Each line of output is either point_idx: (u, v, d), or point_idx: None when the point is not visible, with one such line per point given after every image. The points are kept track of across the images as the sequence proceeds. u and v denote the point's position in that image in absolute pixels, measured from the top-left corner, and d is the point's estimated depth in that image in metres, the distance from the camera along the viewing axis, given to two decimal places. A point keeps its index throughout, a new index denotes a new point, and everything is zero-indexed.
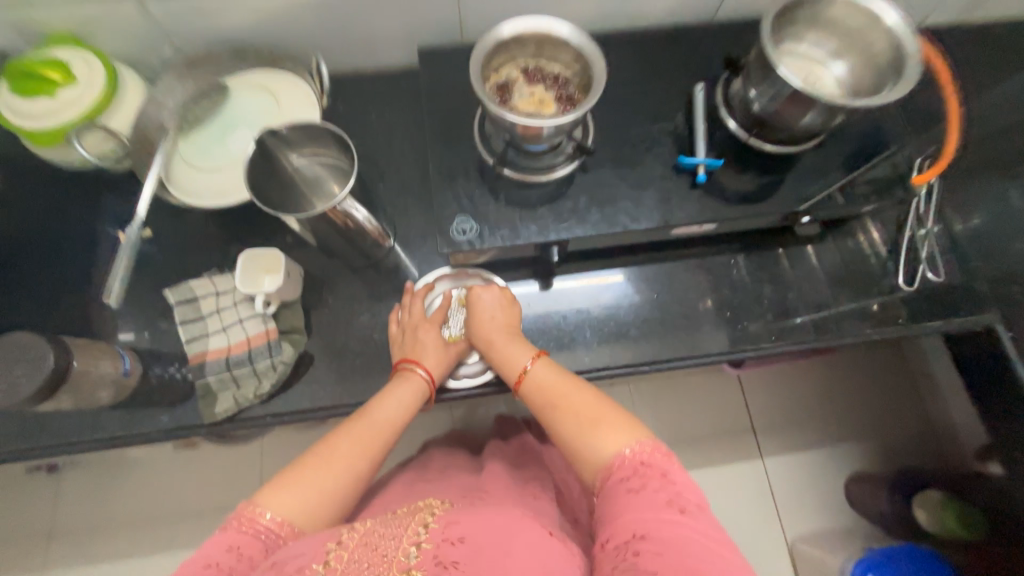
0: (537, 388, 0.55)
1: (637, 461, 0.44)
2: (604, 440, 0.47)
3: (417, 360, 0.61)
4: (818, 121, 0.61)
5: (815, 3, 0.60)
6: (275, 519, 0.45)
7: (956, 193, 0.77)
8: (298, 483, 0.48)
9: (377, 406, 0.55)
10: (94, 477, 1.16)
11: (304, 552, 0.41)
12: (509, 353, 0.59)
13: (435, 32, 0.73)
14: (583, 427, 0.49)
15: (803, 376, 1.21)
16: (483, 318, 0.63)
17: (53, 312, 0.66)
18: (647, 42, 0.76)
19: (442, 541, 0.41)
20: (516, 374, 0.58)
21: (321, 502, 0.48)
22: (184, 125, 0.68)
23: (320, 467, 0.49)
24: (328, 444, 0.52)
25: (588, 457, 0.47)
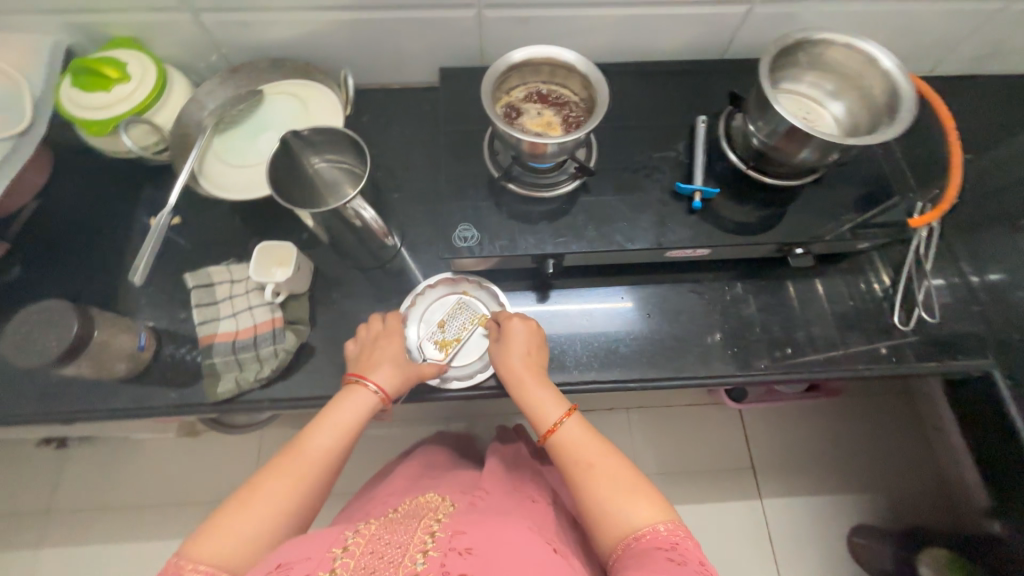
0: (568, 443, 0.57)
1: (672, 540, 0.48)
2: (639, 512, 0.51)
3: (366, 374, 0.61)
4: (814, 157, 0.63)
5: (814, 47, 0.63)
6: (204, 569, 0.44)
7: (953, 242, 0.80)
8: (225, 530, 0.46)
9: (314, 436, 0.55)
10: (101, 455, 1.20)
11: (311, 557, 0.43)
12: (540, 400, 0.61)
13: (457, 55, 0.79)
14: (620, 494, 0.52)
15: (802, 419, 1.24)
16: (515, 357, 0.64)
17: (85, 288, 0.71)
18: (656, 75, 0.80)
19: (450, 551, 0.44)
20: (547, 425, 0.59)
21: (253, 544, 0.47)
22: (221, 125, 0.74)
23: (250, 510, 0.48)
24: (257, 484, 0.50)
25: (618, 521, 0.51)
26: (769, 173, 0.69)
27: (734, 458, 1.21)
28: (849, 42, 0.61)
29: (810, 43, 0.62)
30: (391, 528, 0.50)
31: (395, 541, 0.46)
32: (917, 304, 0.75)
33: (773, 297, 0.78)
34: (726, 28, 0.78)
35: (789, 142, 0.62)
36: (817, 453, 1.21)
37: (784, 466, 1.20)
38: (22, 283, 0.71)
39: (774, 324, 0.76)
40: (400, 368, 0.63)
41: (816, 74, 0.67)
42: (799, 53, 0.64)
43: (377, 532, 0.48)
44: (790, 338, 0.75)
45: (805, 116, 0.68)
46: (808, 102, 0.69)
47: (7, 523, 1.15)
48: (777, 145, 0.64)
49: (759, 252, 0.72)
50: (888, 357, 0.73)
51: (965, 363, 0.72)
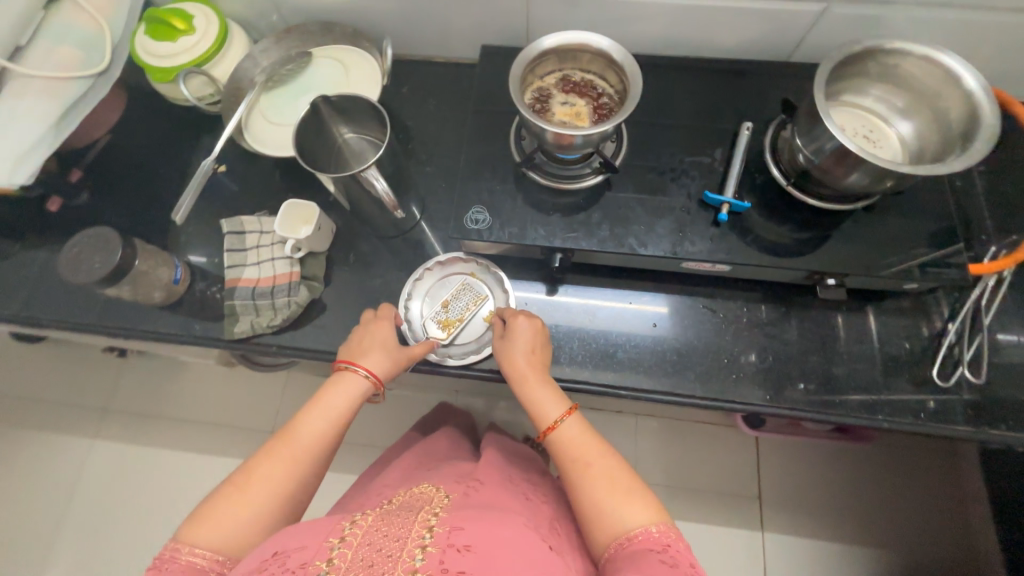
0: (566, 443, 0.56)
1: (664, 542, 0.48)
2: (633, 514, 0.50)
3: (356, 360, 0.60)
4: (864, 183, 0.57)
5: (884, 59, 0.58)
6: (204, 553, 0.47)
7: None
8: (220, 516, 0.49)
9: (304, 422, 0.54)
10: (150, 369, 1.35)
11: (306, 547, 0.45)
12: (539, 399, 0.59)
13: (502, 34, 0.77)
14: (614, 496, 0.51)
15: (823, 458, 1.16)
16: (518, 352, 0.62)
17: (139, 220, 0.79)
18: (707, 73, 0.75)
19: (448, 547, 0.44)
20: (545, 422, 0.58)
21: (247, 528, 0.49)
22: (270, 82, 0.78)
23: (242, 497, 0.50)
24: (250, 471, 0.52)
25: (612, 523, 0.50)
26: (810, 193, 0.64)
27: (738, 484, 1.16)
28: (927, 55, 0.55)
29: (881, 52, 0.57)
30: (390, 517, 0.50)
31: (393, 531, 0.47)
32: (961, 360, 0.69)
33: (794, 326, 0.73)
34: (795, 27, 0.71)
35: (837, 164, 0.57)
36: (830, 496, 1.14)
37: (791, 503, 1.14)
38: (91, 209, 0.80)
39: (790, 354, 0.71)
40: (389, 352, 0.62)
41: (886, 88, 0.61)
42: (869, 63, 0.59)
43: (375, 523, 0.48)
44: (804, 372, 0.71)
45: (865, 134, 0.62)
46: (872, 118, 0.63)
47: (71, 413, 1.33)
48: (824, 166, 0.58)
49: (786, 277, 0.67)
50: (914, 411, 0.68)
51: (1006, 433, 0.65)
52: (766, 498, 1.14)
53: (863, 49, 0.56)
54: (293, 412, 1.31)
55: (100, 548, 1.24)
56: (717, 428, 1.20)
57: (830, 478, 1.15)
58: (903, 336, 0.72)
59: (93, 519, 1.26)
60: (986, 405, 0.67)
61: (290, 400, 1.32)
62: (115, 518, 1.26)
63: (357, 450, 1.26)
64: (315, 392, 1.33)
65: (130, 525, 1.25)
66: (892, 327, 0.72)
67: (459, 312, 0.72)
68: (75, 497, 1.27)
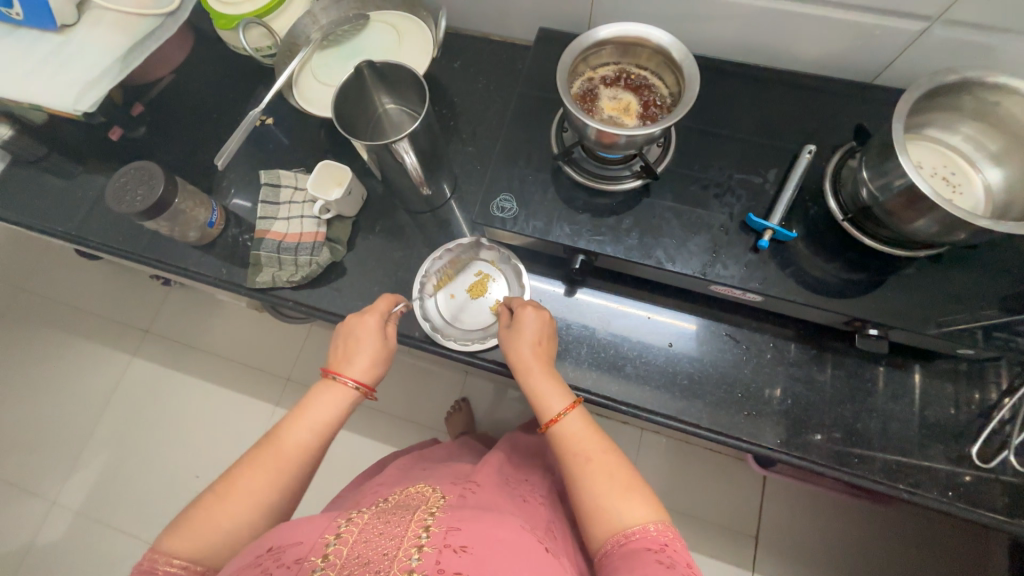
0: (567, 438, 0.54)
1: (662, 541, 0.46)
2: (631, 511, 0.48)
3: (345, 369, 0.59)
4: (932, 231, 0.51)
5: (985, 93, 0.51)
6: (182, 564, 0.46)
7: None
8: (203, 525, 0.49)
9: (288, 431, 0.54)
10: (187, 301, 1.44)
11: (303, 542, 0.46)
12: (541, 392, 0.57)
13: (563, 18, 0.74)
14: (614, 493, 0.49)
15: (833, 511, 1.10)
16: (525, 342, 0.61)
17: (188, 160, 0.83)
18: (776, 85, 0.69)
19: (445, 548, 0.44)
20: (546, 415, 0.56)
21: (230, 537, 0.49)
22: (325, 41, 0.78)
23: (224, 507, 0.50)
24: (232, 481, 0.51)
25: (609, 520, 0.48)
26: (869, 233, 0.59)
27: (735, 520, 1.11)
28: None
29: (980, 86, 0.50)
30: (386, 515, 0.50)
31: (390, 529, 0.47)
32: (1008, 444, 0.62)
33: (822, 372, 0.67)
34: (886, 46, 0.64)
35: (905, 206, 0.51)
36: (833, 553, 1.07)
37: (790, 551, 1.08)
38: (147, 143, 0.84)
39: (814, 399, 0.66)
40: (378, 362, 0.61)
41: (980, 128, 0.54)
42: (964, 97, 0.52)
43: (371, 520, 0.49)
44: (824, 422, 0.66)
45: (945, 177, 0.56)
46: (956, 160, 0.56)
47: (114, 330, 1.44)
48: (891, 207, 0.53)
49: (823, 319, 0.62)
50: (943, 487, 0.62)
51: None
52: (762, 540, 1.09)
53: (959, 80, 0.50)
54: (308, 364, 1.36)
55: (121, 456, 1.34)
56: (724, 459, 1.15)
57: (837, 532, 1.09)
58: (945, 404, 0.65)
59: (120, 429, 1.36)
60: None
61: (307, 353, 1.37)
62: (138, 432, 1.36)
63: (361, 412, 1.30)
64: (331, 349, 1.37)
65: (150, 442, 1.35)
66: (935, 392, 0.66)
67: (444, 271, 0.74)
68: (107, 406, 1.38)
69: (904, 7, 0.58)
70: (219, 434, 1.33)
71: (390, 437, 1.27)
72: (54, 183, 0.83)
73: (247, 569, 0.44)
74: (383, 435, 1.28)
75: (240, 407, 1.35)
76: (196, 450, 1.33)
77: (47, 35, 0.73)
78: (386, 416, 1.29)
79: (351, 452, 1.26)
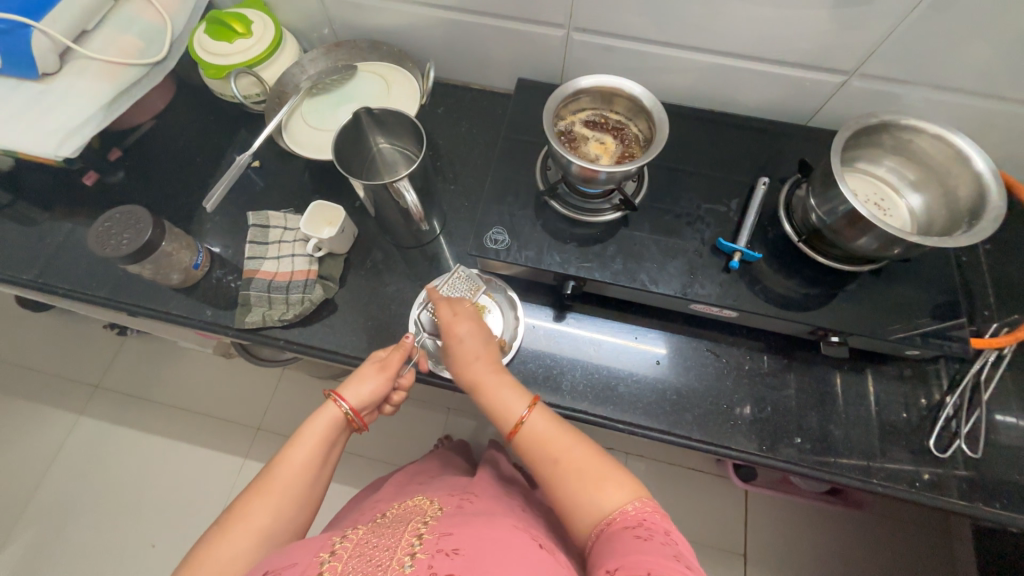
0: (533, 440, 0.55)
1: (640, 518, 0.47)
2: (608, 498, 0.49)
3: (343, 392, 0.59)
4: (873, 248, 0.59)
5: (900, 132, 0.61)
6: None
7: (1005, 381, 0.73)
8: (203, 566, 0.47)
9: (283, 457, 0.55)
10: (147, 351, 1.36)
11: (297, 562, 0.45)
12: (502, 399, 0.58)
13: (539, 68, 0.82)
14: (587, 485, 0.51)
15: (811, 518, 1.14)
16: (467, 363, 0.60)
17: (168, 204, 0.82)
18: (729, 127, 0.78)
19: (437, 552, 0.44)
20: (510, 424, 0.57)
21: (230, 573, 0.47)
22: (314, 90, 0.82)
23: (228, 535, 0.49)
24: (232, 518, 0.50)
25: (590, 511, 0.49)
26: (822, 252, 0.67)
27: (723, 538, 1.14)
28: (940, 134, 0.58)
29: (896, 126, 0.60)
30: (381, 530, 0.51)
31: (383, 543, 0.48)
32: (957, 433, 0.69)
33: (794, 380, 0.73)
34: (816, 95, 0.75)
35: (848, 226, 0.59)
36: (817, 563, 1.11)
37: (776, 564, 1.11)
38: (124, 188, 0.83)
39: (788, 406, 0.72)
40: (380, 392, 0.61)
41: (899, 161, 0.64)
42: (884, 136, 0.62)
43: (365, 537, 0.50)
44: (800, 426, 0.71)
45: (877, 202, 0.65)
46: (885, 188, 0.66)
47: (62, 386, 1.33)
48: (837, 227, 0.61)
49: (790, 330, 0.69)
50: (910, 479, 0.67)
51: (999, 512, 0.65)
52: (750, 556, 1.12)
53: (879, 121, 0.60)
54: (281, 411, 1.30)
55: (64, 528, 1.21)
56: (706, 476, 1.19)
57: (818, 539, 1.13)
58: (901, 403, 0.72)
59: (64, 496, 1.23)
60: (981, 481, 0.67)
61: (282, 398, 1.32)
62: (84, 498, 1.23)
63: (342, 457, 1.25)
64: (307, 392, 1.32)
65: (99, 509, 1.22)
66: (893, 392, 0.73)
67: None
68: (48, 472, 1.25)
69: (827, 63, 0.69)
70: (181, 493, 1.23)
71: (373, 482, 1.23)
72: (14, 230, 0.79)
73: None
74: (366, 480, 1.22)
75: (205, 462, 1.25)
76: (154, 513, 1.22)
77: (26, 83, 0.72)
78: (369, 460, 1.24)
79: (331, 500, 1.20)
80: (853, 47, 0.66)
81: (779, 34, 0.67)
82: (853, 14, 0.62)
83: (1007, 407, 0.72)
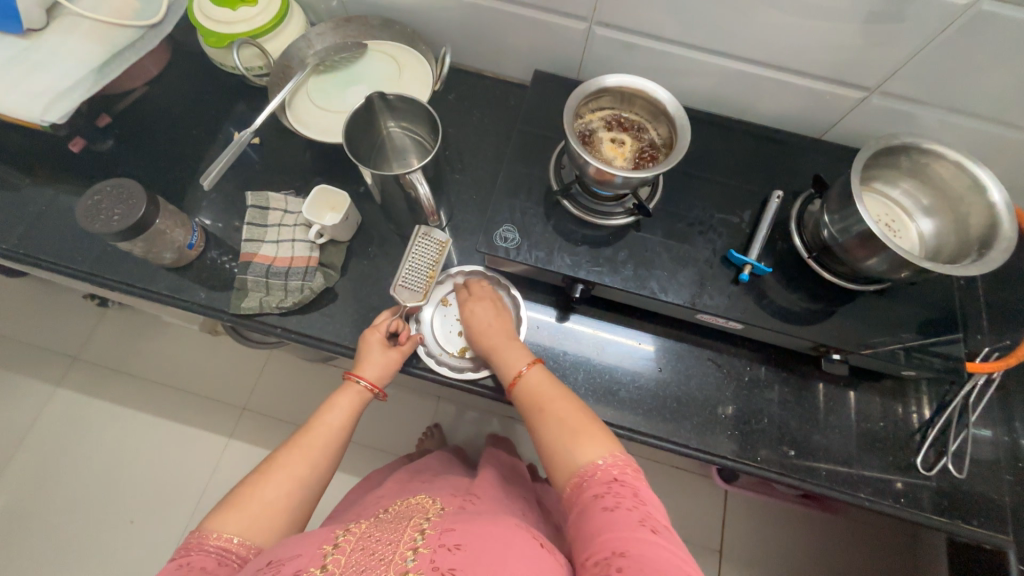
0: (528, 391, 0.57)
1: (612, 475, 0.46)
2: (583, 450, 0.49)
3: (361, 369, 0.63)
4: (882, 269, 0.59)
5: (919, 155, 0.61)
6: (234, 538, 0.49)
7: (991, 403, 0.76)
8: (249, 504, 0.51)
9: (321, 417, 0.59)
10: (129, 324, 1.31)
11: (301, 553, 0.45)
12: (506, 354, 0.62)
13: (556, 61, 0.79)
14: (563, 439, 0.51)
15: (786, 519, 1.18)
16: (479, 327, 0.65)
17: (160, 177, 0.78)
18: (745, 136, 0.78)
19: (440, 547, 0.43)
20: (511, 377, 0.60)
21: (273, 512, 0.52)
22: (321, 67, 0.78)
23: (271, 481, 0.53)
24: (273, 466, 0.55)
25: (566, 463, 0.49)
26: (830, 269, 0.67)
27: (701, 535, 1.17)
28: (958, 161, 0.58)
29: (916, 149, 0.60)
30: (384, 526, 0.50)
31: (386, 537, 0.47)
32: (944, 451, 0.70)
33: (792, 393, 0.74)
34: (834, 109, 0.74)
35: (859, 246, 0.59)
36: (789, 562, 1.15)
37: (750, 561, 1.15)
38: (113, 157, 0.79)
39: (784, 417, 0.73)
40: (393, 364, 0.64)
41: (915, 185, 0.64)
42: (903, 157, 0.62)
43: (368, 531, 0.49)
44: (795, 438, 0.72)
45: (888, 223, 0.65)
46: (898, 210, 0.66)
47: (38, 356, 1.28)
48: (848, 247, 0.61)
49: (793, 345, 0.69)
50: (897, 495, 0.69)
51: (976, 529, 0.68)
52: (726, 554, 1.15)
53: (900, 143, 0.60)
54: (268, 393, 1.28)
55: (38, 502, 1.17)
56: (689, 475, 1.21)
57: (792, 539, 1.17)
58: (894, 420, 0.73)
59: (38, 468, 1.20)
60: (962, 499, 0.69)
61: (269, 379, 1.29)
62: (61, 473, 1.20)
63: None
64: (296, 375, 1.30)
65: (76, 483, 1.19)
66: (885, 409, 0.74)
67: (432, 266, 0.69)
68: (22, 444, 1.21)
69: (849, 78, 0.69)
70: (162, 472, 1.21)
71: (360, 468, 1.22)
72: None
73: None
74: (353, 465, 1.22)
75: (188, 442, 1.23)
76: (133, 490, 1.19)
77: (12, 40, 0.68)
78: (356, 446, 1.24)
79: None
80: (878, 63, 0.65)
81: (806, 45, 0.66)
82: (882, 30, 0.61)
83: (992, 428, 0.74)
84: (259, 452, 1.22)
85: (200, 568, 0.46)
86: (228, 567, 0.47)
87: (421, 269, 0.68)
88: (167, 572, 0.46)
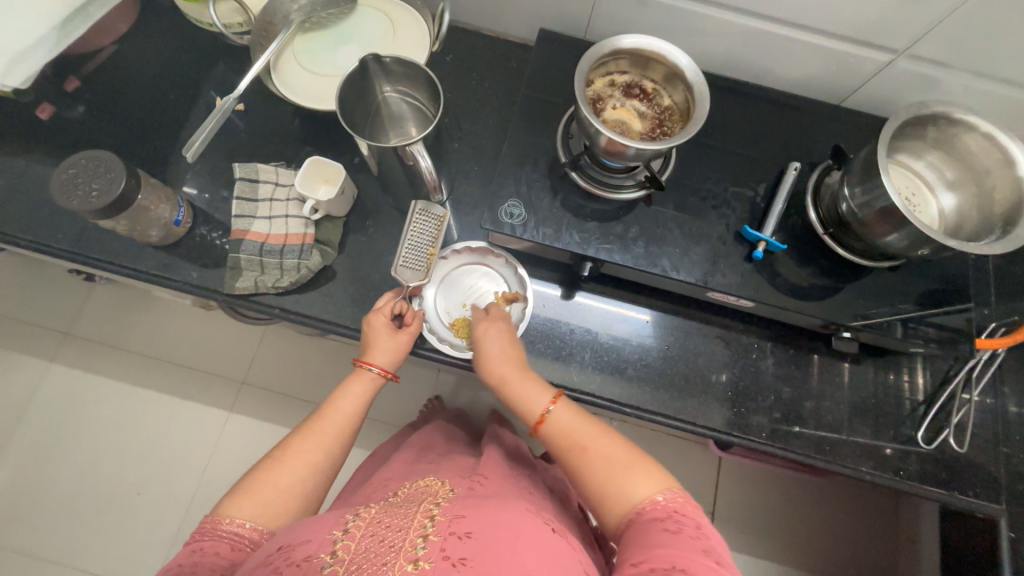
0: (559, 431, 0.53)
1: (670, 509, 0.44)
2: (635, 487, 0.46)
3: (370, 356, 0.61)
4: (900, 246, 0.57)
5: (949, 125, 0.58)
6: (247, 523, 0.48)
7: (993, 375, 0.76)
8: (263, 490, 0.51)
9: (334, 404, 0.58)
10: (119, 299, 1.27)
11: (311, 540, 0.44)
12: (527, 393, 0.57)
13: (562, 18, 0.73)
14: (612, 476, 0.47)
15: (777, 481, 1.22)
16: (490, 359, 0.61)
17: (138, 147, 0.73)
18: (761, 102, 0.73)
19: (450, 535, 0.42)
20: (536, 415, 0.55)
21: (287, 499, 0.51)
22: (307, 24, 0.72)
23: (283, 466, 0.53)
24: (285, 451, 0.54)
25: (616, 500, 0.46)
26: (844, 245, 0.65)
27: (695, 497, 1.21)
28: (990, 133, 0.56)
29: (946, 119, 0.57)
30: (393, 509, 0.49)
31: (396, 522, 0.46)
32: (947, 423, 0.71)
33: (797, 368, 0.74)
34: (856, 74, 0.70)
35: (879, 221, 0.57)
36: (778, 521, 1.19)
37: (741, 522, 1.19)
38: (86, 125, 0.73)
39: (790, 394, 0.73)
40: (403, 348, 0.63)
41: (940, 156, 0.62)
42: (930, 128, 0.60)
43: (377, 515, 0.47)
44: (800, 412, 0.72)
45: (909, 197, 0.63)
46: (920, 184, 0.64)
47: (27, 333, 1.25)
48: (867, 222, 0.58)
49: (803, 322, 0.68)
50: (896, 468, 0.70)
51: (971, 499, 0.69)
52: (719, 515, 1.20)
53: (930, 112, 0.57)
54: (267, 367, 1.27)
55: (42, 478, 1.18)
56: (686, 443, 1.24)
57: (781, 499, 1.21)
58: (898, 394, 0.73)
59: (39, 445, 1.19)
60: (960, 470, 0.70)
61: (267, 353, 1.27)
62: (61, 449, 1.20)
63: None
64: (294, 349, 1.28)
65: (79, 458, 1.19)
66: (889, 383, 0.74)
67: (432, 242, 0.66)
68: (19, 421, 1.20)
69: (877, 39, 0.64)
70: (164, 448, 1.21)
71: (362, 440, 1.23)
72: None
73: (258, 568, 0.43)
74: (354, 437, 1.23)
75: (189, 417, 1.22)
76: (136, 464, 1.20)
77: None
78: None
79: None
80: (909, 25, 0.61)
81: (832, 3, 0.61)
82: None
83: (993, 400, 0.75)
84: (261, 427, 1.22)
85: (212, 553, 0.46)
86: (242, 552, 0.47)
87: (420, 248, 0.65)
88: (181, 556, 0.46)
